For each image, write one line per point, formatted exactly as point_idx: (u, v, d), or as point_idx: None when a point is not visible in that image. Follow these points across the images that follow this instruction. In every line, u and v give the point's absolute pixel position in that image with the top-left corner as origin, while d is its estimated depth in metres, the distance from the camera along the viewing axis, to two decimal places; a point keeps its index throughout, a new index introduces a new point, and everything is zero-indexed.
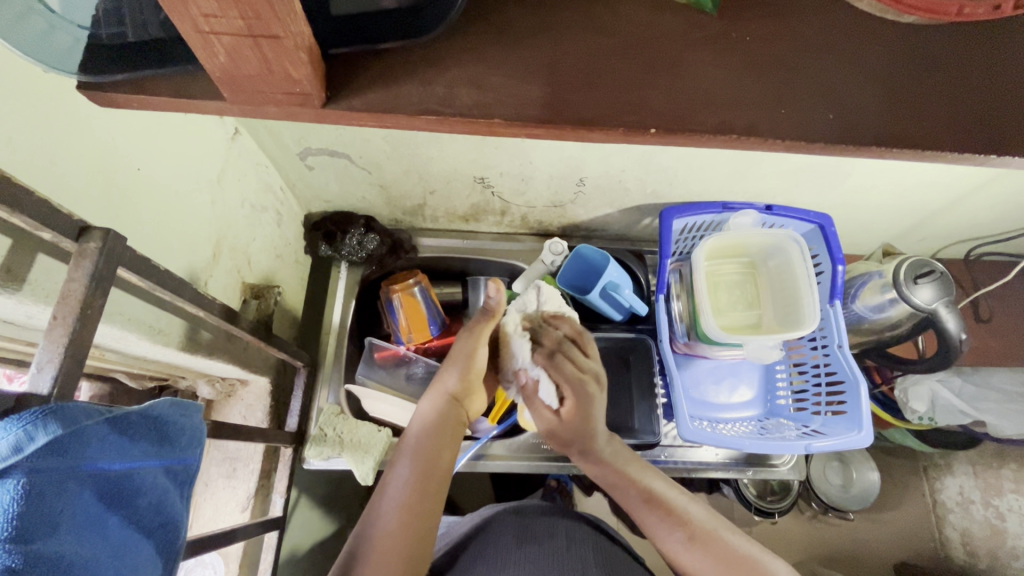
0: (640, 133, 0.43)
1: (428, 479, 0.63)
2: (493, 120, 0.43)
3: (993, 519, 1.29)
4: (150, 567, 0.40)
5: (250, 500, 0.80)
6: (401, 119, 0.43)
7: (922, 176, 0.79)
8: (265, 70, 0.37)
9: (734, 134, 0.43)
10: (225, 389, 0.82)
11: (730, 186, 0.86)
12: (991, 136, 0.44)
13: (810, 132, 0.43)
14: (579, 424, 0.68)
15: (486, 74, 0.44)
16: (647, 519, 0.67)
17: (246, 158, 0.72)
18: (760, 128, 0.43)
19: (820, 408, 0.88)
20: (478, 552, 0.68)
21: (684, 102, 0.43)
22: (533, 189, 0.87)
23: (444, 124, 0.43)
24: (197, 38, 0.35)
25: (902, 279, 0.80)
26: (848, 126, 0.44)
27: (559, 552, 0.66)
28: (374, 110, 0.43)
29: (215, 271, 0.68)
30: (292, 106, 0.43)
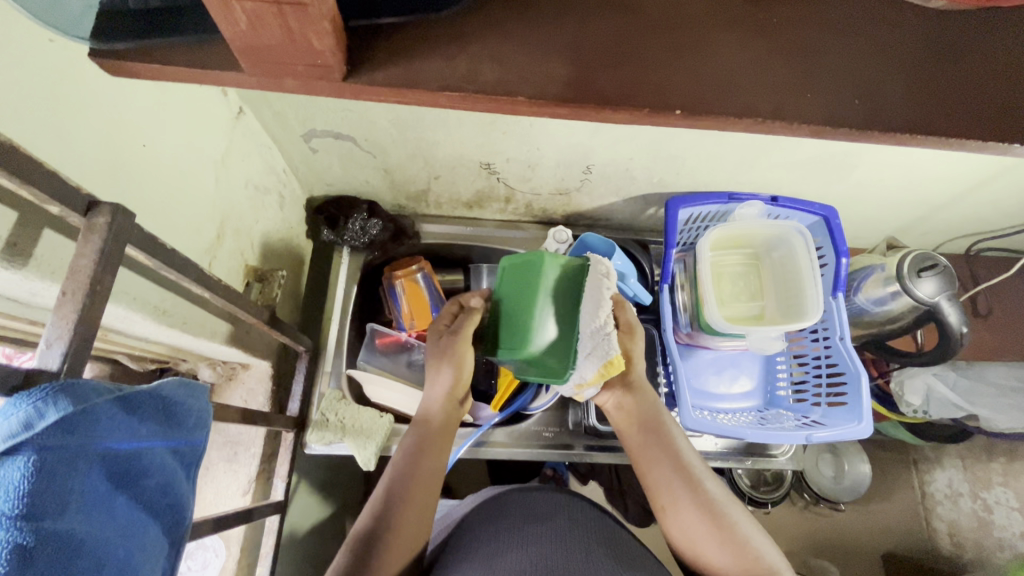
0: (667, 113, 0.42)
1: (426, 480, 0.63)
2: (516, 98, 0.42)
3: (980, 511, 1.36)
4: (156, 548, 0.41)
5: (251, 484, 0.79)
6: (421, 95, 0.42)
7: (928, 168, 0.79)
8: (287, 40, 0.36)
9: (760, 119, 0.43)
10: (226, 371, 0.81)
11: (737, 176, 0.86)
12: (1011, 126, 0.44)
13: (836, 117, 0.43)
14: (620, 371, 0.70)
15: (507, 51, 0.43)
16: (668, 481, 0.63)
17: (250, 139, 0.71)
18: (785, 111, 0.43)
19: (820, 399, 0.89)
20: (480, 531, 0.68)
21: (708, 83, 0.43)
22: (540, 176, 0.86)
23: (464, 101, 0.43)
24: (218, 6, 0.34)
25: (905, 272, 0.81)
26: (874, 113, 0.44)
27: (563, 531, 0.66)
28: (393, 86, 0.42)
29: (219, 252, 0.67)
30: (310, 79, 0.41)
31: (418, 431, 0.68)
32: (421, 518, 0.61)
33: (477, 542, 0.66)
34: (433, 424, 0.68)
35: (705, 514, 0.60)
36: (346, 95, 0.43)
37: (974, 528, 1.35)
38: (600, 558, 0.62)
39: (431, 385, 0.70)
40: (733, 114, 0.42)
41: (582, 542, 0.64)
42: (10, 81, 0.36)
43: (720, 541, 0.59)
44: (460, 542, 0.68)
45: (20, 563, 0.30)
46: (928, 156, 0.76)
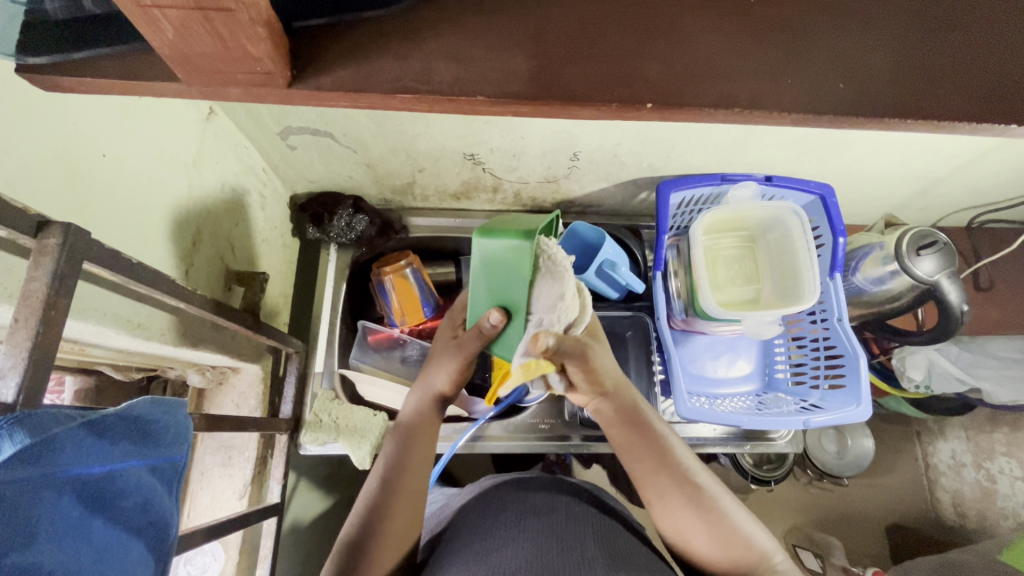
0: (635, 107, 0.40)
1: (416, 474, 0.61)
2: (474, 98, 0.40)
3: (984, 482, 1.33)
4: (145, 566, 0.40)
5: (247, 488, 0.79)
6: (374, 97, 0.40)
7: (926, 141, 0.76)
8: (218, 47, 0.35)
9: (736, 108, 0.40)
10: (216, 376, 0.80)
11: (729, 158, 0.84)
12: (1004, 103, 0.42)
13: (820, 103, 0.41)
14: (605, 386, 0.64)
15: (465, 46, 0.41)
16: (656, 477, 0.62)
17: (224, 139, 0.69)
18: (762, 100, 0.40)
19: (818, 381, 0.87)
20: (478, 522, 0.68)
21: (681, 72, 0.41)
22: (526, 165, 0.84)
23: (422, 101, 0.41)
24: (139, 14, 0.32)
25: (903, 250, 0.79)
26: (860, 95, 0.41)
27: (560, 523, 0.65)
28: (345, 87, 0.40)
29: (197, 259, 0.65)
30: (255, 86, 0.40)
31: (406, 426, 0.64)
32: (410, 512, 0.60)
33: (475, 534, 0.66)
34: (421, 417, 0.65)
35: (697, 511, 0.60)
36: (301, 100, 0.41)
37: (977, 498, 1.35)
38: (596, 549, 0.61)
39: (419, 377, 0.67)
40: (708, 104, 0.40)
41: (578, 534, 0.63)
42: None
43: (709, 531, 0.59)
44: (457, 535, 0.68)
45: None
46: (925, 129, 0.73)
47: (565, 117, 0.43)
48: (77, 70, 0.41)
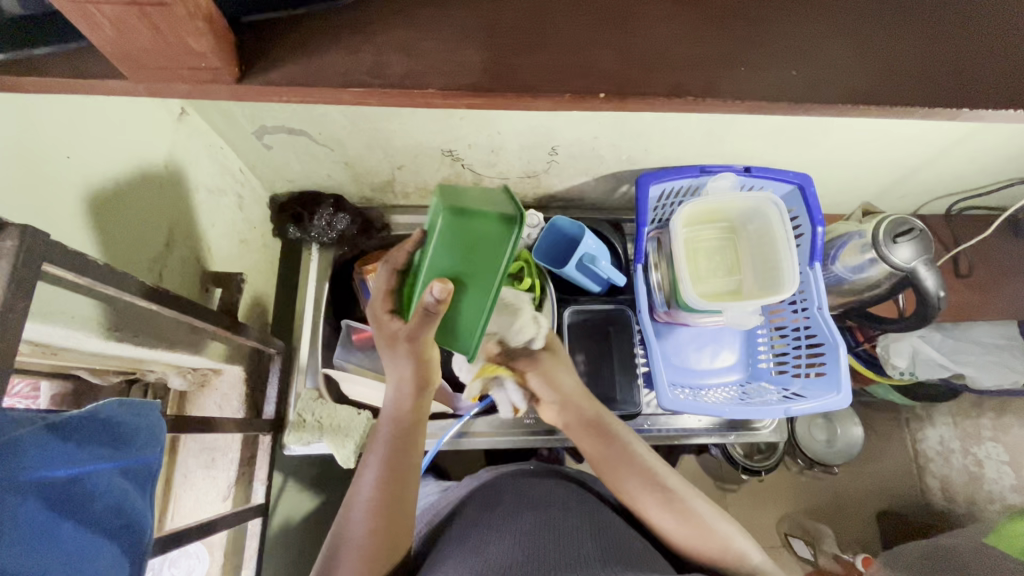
0: (590, 98, 0.40)
1: (399, 475, 0.62)
2: (426, 90, 0.40)
3: (971, 467, 1.35)
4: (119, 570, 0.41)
5: (231, 489, 0.79)
6: (326, 91, 0.40)
7: (899, 128, 0.77)
8: (161, 43, 0.35)
9: (688, 97, 0.40)
10: (198, 379, 0.80)
11: (707, 149, 0.84)
12: (963, 88, 0.42)
13: (772, 91, 0.41)
14: (569, 393, 0.72)
15: (418, 39, 0.40)
16: (620, 469, 0.67)
17: (198, 140, 0.69)
18: (717, 88, 0.41)
19: (800, 370, 0.88)
20: (476, 517, 0.68)
21: (634, 62, 0.41)
22: (505, 160, 0.84)
23: (375, 96, 0.41)
24: (74, 10, 0.32)
25: (881, 238, 0.79)
26: (813, 81, 0.41)
27: (557, 515, 0.65)
28: (294, 83, 0.40)
29: (171, 261, 0.64)
30: (204, 83, 0.40)
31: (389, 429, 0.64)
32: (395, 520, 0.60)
33: (472, 527, 0.66)
34: (400, 419, 0.64)
35: (659, 498, 0.64)
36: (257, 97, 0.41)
37: (965, 483, 1.36)
38: (591, 541, 0.61)
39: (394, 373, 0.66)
40: (662, 94, 0.40)
41: (575, 526, 0.63)
42: None
43: (672, 514, 0.63)
44: (455, 530, 0.68)
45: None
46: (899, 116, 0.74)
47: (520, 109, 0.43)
48: (28, 69, 0.41)
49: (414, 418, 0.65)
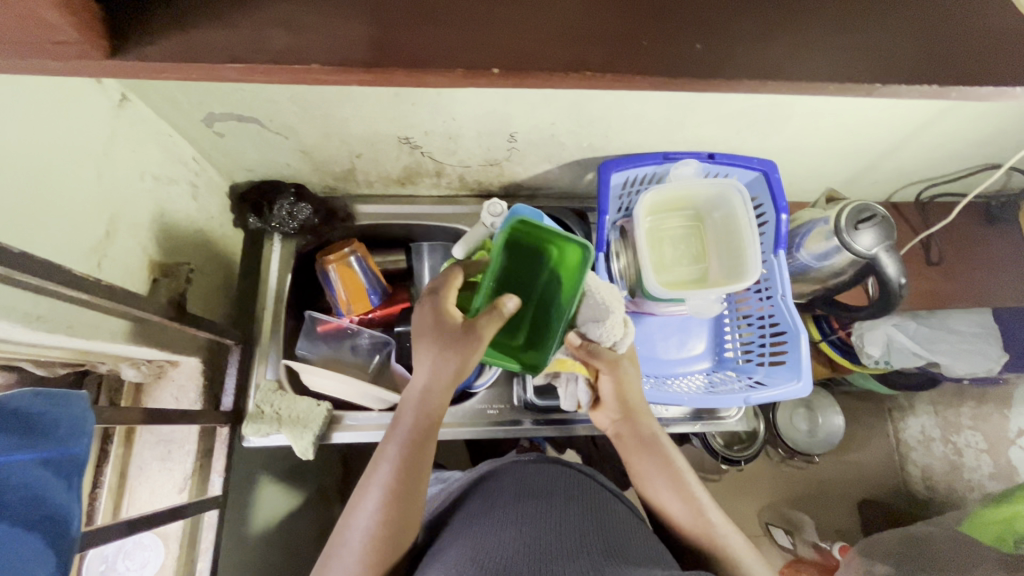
0: (482, 74, 0.39)
1: (415, 472, 0.63)
2: (308, 66, 0.39)
3: (952, 455, 1.37)
4: (46, 559, 0.42)
5: (188, 481, 0.78)
6: (210, 68, 0.40)
7: (861, 112, 0.76)
8: (18, 16, 0.34)
9: (588, 72, 0.40)
10: (153, 370, 0.79)
11: (669, 136, 0.83)
12: (873, 63, 0.42)
13: (673, 66, 0.41)
14: (628, 409, 0.75)
15: (300, 13, 0.40)
16: (654, 475, 0.71)
17: (142, 127, 0.67)
18: (617, 63, 0.40)
19: (764, 358, 0.87)
20: (476, 510, 0.66)
21: (532, 34, 0.40)
22: (464, 148, 0.83)
23: (267, 72, 0.40)
24: None
25: (842, 224, 0.79)
26: (713, 55, 0.41)
27: (557, 507, 0.64)
28: (176, 60, 0.39)
29: (112, 250, 0.63)
30: (80, 61, 0.38)
31: (405, 426, 0.66)
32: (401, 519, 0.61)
33: (473, 519, 0.64)
34: (421, 416, 0.66)
35: (684, 505, 0.68)
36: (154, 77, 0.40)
37: (946, 471, 1.38)
38: (594, 537, 0.59)
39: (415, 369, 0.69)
40: (555, 69, 0.40)
41: (577, 520, 0.62)
42: None
43: (693, 524, 0.67)
44: (458, 520, 0.67)
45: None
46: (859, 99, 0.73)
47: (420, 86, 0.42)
48: None
49: (435, 418, 0.67)
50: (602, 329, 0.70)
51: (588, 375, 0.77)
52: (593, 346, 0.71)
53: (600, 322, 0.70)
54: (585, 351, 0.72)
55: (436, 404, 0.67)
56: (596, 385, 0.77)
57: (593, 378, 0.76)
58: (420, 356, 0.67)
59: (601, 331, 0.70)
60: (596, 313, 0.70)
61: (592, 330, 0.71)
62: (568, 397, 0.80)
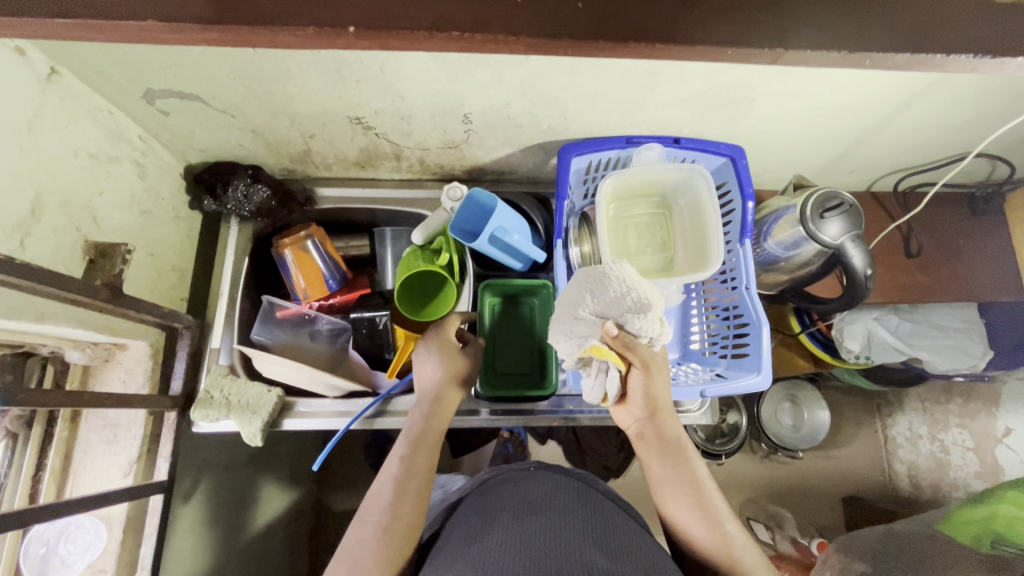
0: (338, 32, 0.40)
1: (423, 470, 0.66)
2: (142, 21, 0.39)
3: (938, 453, 1.34)
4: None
5: (133, 466, 0.77)
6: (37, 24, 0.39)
7: (827, 94, 0.72)
8: None
9: (456, 32, 0.41)
10: (100, 353, 0.78)
11: (632, 118, 0.79)
12: (770, 31, 0.41)
13: (557, 27, 0.41)
14: (653, 409, 0.71)
15: None
16: (671, 481, 0.68)
17: (74, 103, 0.66)
18: (488, 22, 0.41)
19: (726, 351, 0.85)
20: (475, 526, 0.62)
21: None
22: (419, 129, 0.80)
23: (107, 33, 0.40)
24: None
25: (807, 212, 0.75)
26: (603, 14, 0.42)
27: (558, 524, 0.59)
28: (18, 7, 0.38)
29: (38, 229, 0.61)
30: None
31: (413, 427, 0.71)
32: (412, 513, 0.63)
33: (473, 539, 0.60)
34: (428, 423, 0.71)
35: (701, 515, 0.66)
36: (33, 34, 0.40)
37: (931, 468, 1.35)
38: (599, 555, 0.55)
39: (421, 380, 0.76)
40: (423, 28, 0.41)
41: (581, 537, 0.57)
42: None
43: (708, 535, 0.64)
44: (456, 538, 0.63)
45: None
46: (823, 81, 0.69)
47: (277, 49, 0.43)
48: None
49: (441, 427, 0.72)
50: (646, 321, 0.65)
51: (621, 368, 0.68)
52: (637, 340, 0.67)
53: (644, 313, 0.65)
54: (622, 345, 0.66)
55: (443, 410, 0.73)
56: (625, 381, 0.71)
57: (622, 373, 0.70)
58: (427, 374, 0.76)
59: (641, 325, 0.66)
60: (636, 308, 0.66)
61: (638, 325, 0.66)
62: (594, 387, 0.72)
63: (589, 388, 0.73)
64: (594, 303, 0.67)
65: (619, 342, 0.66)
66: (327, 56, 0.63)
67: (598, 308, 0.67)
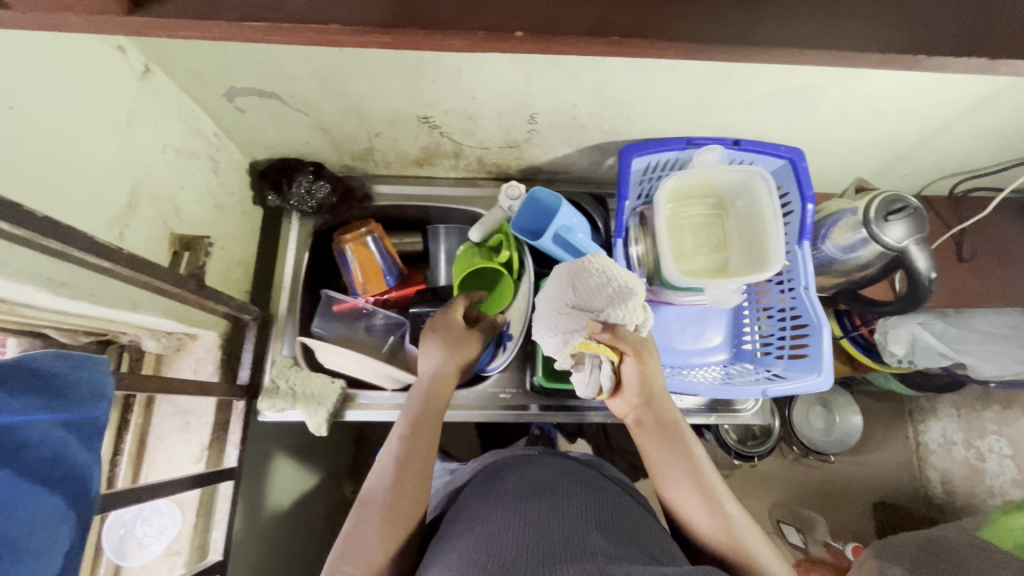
0: (505, 37, 0.41)
1: (424, 448, 0.66)
2: (329, 25, 0.41)
3: (973, 460, 1.30)
4: (50, 561, 0.41)
5: (205, 452, 0.80)
6: (225, 27, 0.41)
7: (894, 98, 0.73)
8: None
9: (611, 38, 0.41)
10: (173, 342, 0.80)
11: (694, 120, 0.80)
12: (908, 36, 0.42)
13: (702, 32, 0.42)
14: (648, 393, 0.71)
15: None
16: (672, 465, 0.68)
17: (163, 100, 0.68)
18: (642, 28, 0.42)
19: (783, 352, 0.86)
20: (479, 508, 0.63)
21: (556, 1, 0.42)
22: (483, 129, 0.82)
23: (279, 31, 0.41)
24: None
25: (870, 216, 0.76)
26: (746, 22, 0.42)
27: (561, 508, 0.59)
28: (196, 16, 0.41)
29: (133, 221, 0.64)
30: (97, 15, 0.39)
31: (413, 407, 0.70)
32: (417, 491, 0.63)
33: (476, 519, 0.61)
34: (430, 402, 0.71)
35: (704, 498, 0.65)
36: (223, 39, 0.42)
37: (966, 476, 1.32)
38: (602, 533, 0.56)
39: (422, 359, 0.76)
40: (581, 33, 0.41)
41: (585, 516, 0.59)
42: None
43: (710, 516, 0.64)
44: (454, 520, 0.63)
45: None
46: (893, 85, 0.70)
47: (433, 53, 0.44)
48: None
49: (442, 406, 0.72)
50: (629, 308, 0.68)
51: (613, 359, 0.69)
52: (623, 329, 0.69)
53: (625, 301, 0.68)
54: (608, 335, 0.68)
55: (444, 388, 0.72)
56: (617, 369, 0.71)
57: (614, 363, 0.70)
58: (427, 352, 0.75)
59: (624, 313, 0.68)
60: (617, 297, 0.69)
61: (620, 313, 0.68)
62: (587, 384, 0.71)
63: (581, 385, 0.73)
64: (577, 298, 0.70)
65: (606, 333, 0.68)
66: (410, 57, 0.65)
67: (581, 303, 0.70)
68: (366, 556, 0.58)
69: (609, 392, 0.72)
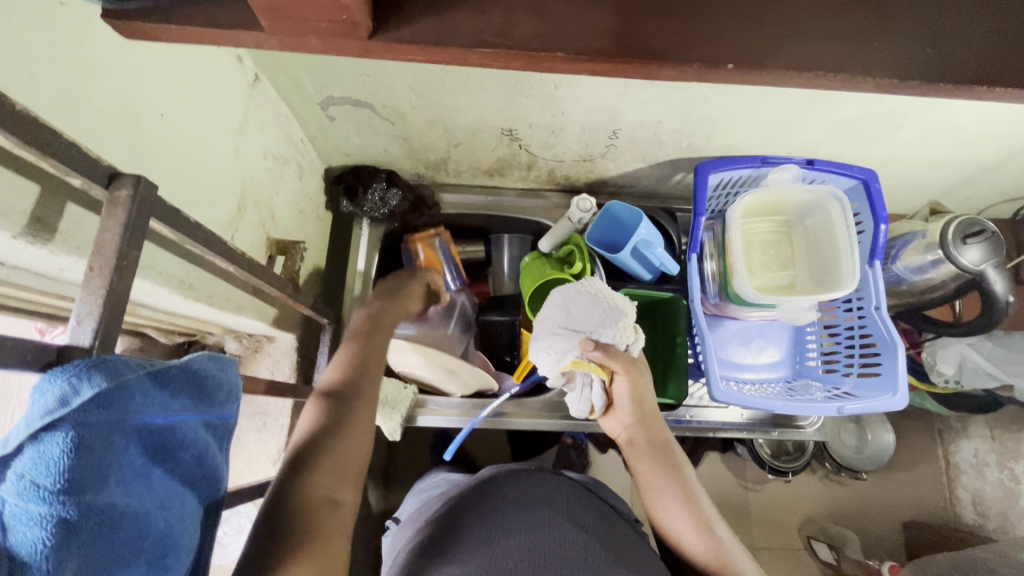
0: (720, 67, 0.45)
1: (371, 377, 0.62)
2: (556, 53, 0.45)
3: (1007, 481, 1.23)
4: (185, 559, 0.38)
5: (281, 454, 0.81)
6: (453, 51, 0.45)
7: (977, 125, 0.74)
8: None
9: (822, 71, 0.45)
10: (253, 344, 0.82)
11: (772, 139, 0.82)
12: None
13: (888, 67, 0.46)
14: (639, 414, 0.72)
15: (547, 4, 0.46)
16: (665, 486, 0.68)
17: (267, 107, 0.70)
18: (849, 65, 0.45)
19: (851, 369, 0.86)
20: (463, 516, 0.61)
21: (765, 31, 0.46)
22: (563, 142, 0.83)
23: (500, 56, 0.46)
24: None
25: (949, 237, 0.77)
26: (946, 58, 0.47)
27: (557, 524, 0.58)
28: (425, 42, 0.44)
29: (241, 225, 0.65)
30: (335, 36, 0.43)
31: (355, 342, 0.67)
32: (369, 402, 0.60)
33: (460, 532, 0.58)
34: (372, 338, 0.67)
35: (694, 519, 0.66)
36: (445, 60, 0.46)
37: (999, 498, 1.24)
38: (599, 546, 0.56)
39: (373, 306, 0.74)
40: (791, 66, 0.45)
41: (577, 529, 0.58)
42: (21, 51, 0.35)
43: (700, 536, 0.65)
44: (438, 531, 0.60)
45: (55, 553, 0.30)
46: (980, 112, 0.71)
47: (645, 78, 0.48)
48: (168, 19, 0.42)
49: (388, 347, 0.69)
50: (619, 328, 0.72)
51: (604, 378, 0.72)
52: (611, 348, 0.72)
53: (615, 321, 0.72)
54: (599, 354, 0.71)
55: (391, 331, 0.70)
56: (610, 390, 0.73)
57: (607, 383, 0.73)
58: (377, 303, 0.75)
59: (614, 332, 0.72)
60: (609, 317, 0.72)
61: (608, 334, 0.72)
62: (580, 402, 0.75)
63: (576, 403, 0.76)
64: (568, 320, 0.74)
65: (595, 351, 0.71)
66: (513, 74, 0.66)
67: (572, 324, 0.74)
68: (314, 483, 0.51)
69: (601, 411, 0.75)
